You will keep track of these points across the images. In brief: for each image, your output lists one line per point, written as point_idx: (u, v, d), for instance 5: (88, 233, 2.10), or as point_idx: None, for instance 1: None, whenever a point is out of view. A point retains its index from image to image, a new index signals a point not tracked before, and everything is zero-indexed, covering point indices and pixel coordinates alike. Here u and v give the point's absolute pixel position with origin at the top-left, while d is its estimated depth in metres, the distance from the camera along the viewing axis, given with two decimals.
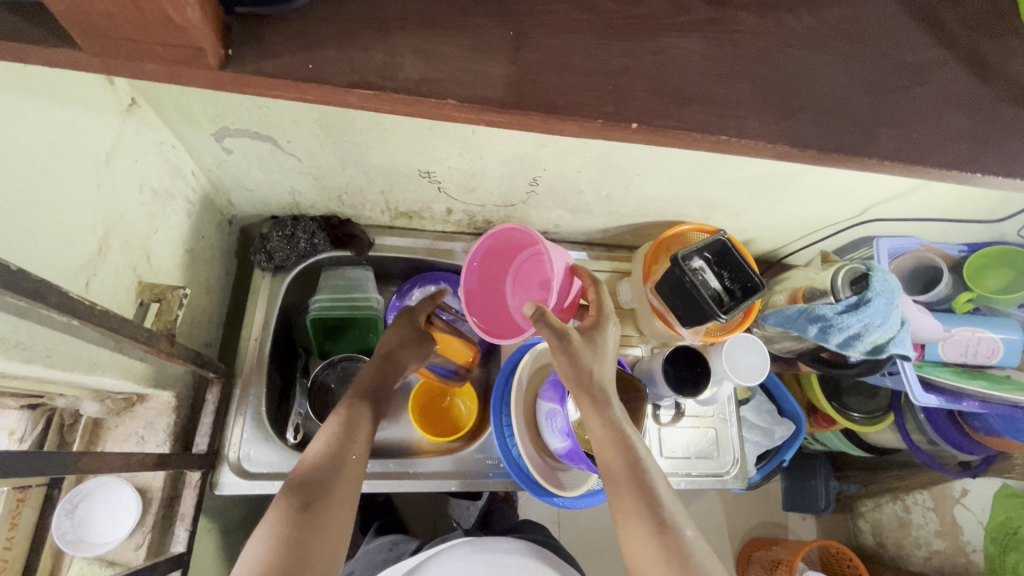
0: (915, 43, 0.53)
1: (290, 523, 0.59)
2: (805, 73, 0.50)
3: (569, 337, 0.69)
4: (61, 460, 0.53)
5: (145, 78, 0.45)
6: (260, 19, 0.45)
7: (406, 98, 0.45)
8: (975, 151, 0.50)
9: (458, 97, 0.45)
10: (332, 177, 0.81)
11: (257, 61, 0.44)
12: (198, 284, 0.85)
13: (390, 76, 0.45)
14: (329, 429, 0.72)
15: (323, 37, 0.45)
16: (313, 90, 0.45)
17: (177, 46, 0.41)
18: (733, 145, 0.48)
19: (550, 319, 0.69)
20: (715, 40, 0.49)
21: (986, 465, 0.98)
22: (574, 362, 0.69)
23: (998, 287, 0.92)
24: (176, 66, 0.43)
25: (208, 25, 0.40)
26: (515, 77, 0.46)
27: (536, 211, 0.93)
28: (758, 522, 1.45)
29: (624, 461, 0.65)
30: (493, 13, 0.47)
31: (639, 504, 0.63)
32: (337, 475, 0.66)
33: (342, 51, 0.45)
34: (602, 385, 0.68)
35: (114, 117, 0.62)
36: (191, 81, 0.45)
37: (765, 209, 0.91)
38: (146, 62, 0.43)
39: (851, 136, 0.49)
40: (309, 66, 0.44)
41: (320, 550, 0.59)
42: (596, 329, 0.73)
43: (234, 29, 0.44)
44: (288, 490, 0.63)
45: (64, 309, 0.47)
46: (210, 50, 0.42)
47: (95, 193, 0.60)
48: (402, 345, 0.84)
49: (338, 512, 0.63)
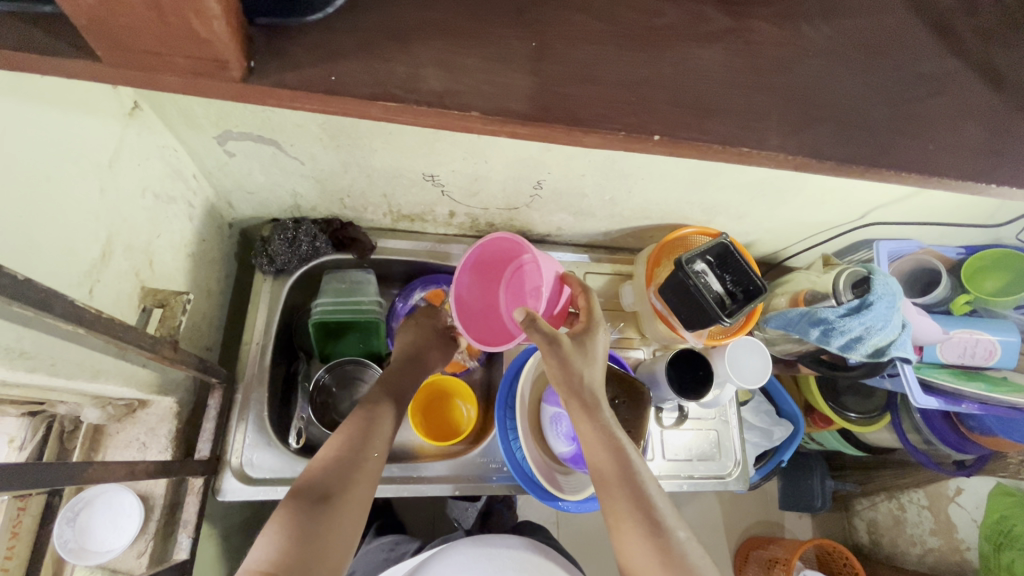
0: (932, 53, 0.53)
1: (302, 515, 0.59)
2: (824, 84, 0.50)
3: (560, 341, 0.68)
4: (61, 472, 0.52)
5: (164, 89, 0.44)
6: (280, 30, 0.45)
7: (427, 110, 0.45)
8: (991, 161, 0.50)
9: (481, 109, 0.45)
10: (335, 180, 0.80)
11: (279, 73, 0.44)
12: (200, 288, 0.84)
13: (413, 88, 0.45)
14: (352, 422, 0.73)
15: (345, 48, 0.45)
16: (334, 102, 0.45)
17: (198, 58, 0.40)
18: (753, 156, 0.48)
19: (540, 323, 0.69)
20: (734, 51, 0.49)
21: (981, 464, 0.99)
22: (565, 368, 0.68)
23: (993, 289, 0.93)
24: (196, 78, 0.42)
25: (233, 38, 0.39)
26: (538, 89, 0.46)
27: (539, 214, 0.93)
28: (756, 521, 1.45)
29: (616, 465, 0.64)
30: (513, 23, 0.47)
31: (631, 506, 0.63)
32: (357, 469, 0.67)
33: (362, 62, 0.45)
34: (593, 389, 0.69)
35: (117, 121, 0.61)
36: (209, 93, 0.44)
37: (767, 213, 0.92)
38: (167, 75, 0.42)
39: (869, 147, 0.49)
40: (332, 78, 0.44)
41: (333, 545, 0.59)
42: (586, 334, 0.73)
43: (256, 40, 0.44)
44: (294, 493, 0.62)
45: (69, 317, 0.47)
46: (234, 62, 0.41)
47: (97, 198, 0.59)
48: (428, 347, 0.90)
49: (356, 505, 0.64)
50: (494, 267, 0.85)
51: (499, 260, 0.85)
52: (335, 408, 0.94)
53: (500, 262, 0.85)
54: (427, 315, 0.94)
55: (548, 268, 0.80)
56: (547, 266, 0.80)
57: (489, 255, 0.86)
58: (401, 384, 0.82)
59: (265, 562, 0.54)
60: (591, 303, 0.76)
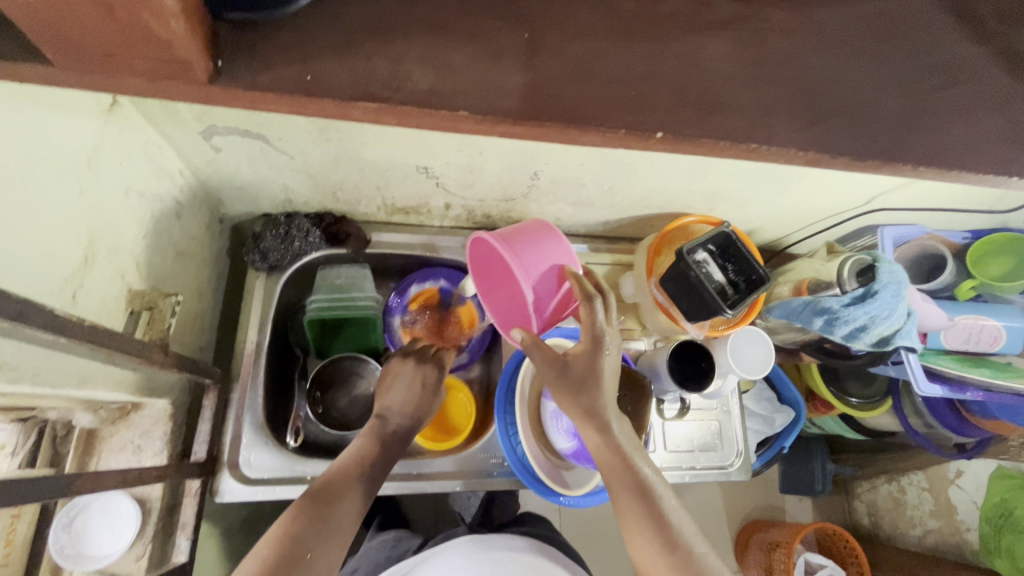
0: (950, 39, 0.50)
1: (304, 516, 0.62)
2: (837, 74, 0.47)
3: (557, 365, 0.65)
4: (51, 485, 0.50)
5: (129, 93, 0.42)
6: (249, 26, 0.42)
7: (414, 110, 0.43)
8: (1012, 153, 0.48)
9: (470, 108, 0.43)
10: (326, 175, 0.78)
11: (250, 75, 0.42)
12: (190, 288, 0.82)
13: (397, 86, 0.43)
14: (355, 443, 0.75)
15: (321, 44, 0.43)
16: (312, 104, 0.42)
17: (162, 61, 0.38)
18: (761, 153, 0.46)
19: (538, 350, 0.67)
20: (742, 40, 0.47)
21: (982, 447, 0.98)
22: (565, 391, 0.65)
23: (999, 274, 0.91)
24: (164, 81, 0.40)
25: (195, 38, 0.37)
26: (532, 85, 0.43)
27: (537, 205, 0.90)
28: (757, 505, 1.45)
29: (635, 479, 0.63)
30: (504, 13, 0.44)
31: (646, 520, 0.61)
32: (353, 487, 0.68)
33: (341, 59, 0.42)
34: (602, 411, 0.64)
35: (95, 120, 0.58)
36: (179, 96, 0.42)
37: (769, 200, 0.89)
38: (131, 77, 0.40)
39: (884, 140, 0.47)
40: (308, 78, 0.42)
41: (322, 555, 0.61)
42: (592, 353, 0.64)
43: (223, 38, 0.42)
44: (308, 498, 0.65)
45: (50, 328, 0.45)
46: (199, 64, 0.39)
47: (77, 201, 0.57)
48: (410, 396, 0.82)
49: (344, 521, 0.65)
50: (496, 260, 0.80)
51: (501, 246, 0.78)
52: (335, 409, 0.93)
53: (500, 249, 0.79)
54: (419, 374, 0.84)
55: (536, 271, 0.70)
56: (528, 263, 0.70)
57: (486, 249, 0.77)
58: (396, 446, 0.78)
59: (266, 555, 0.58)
60: (596, 320, 0.64)
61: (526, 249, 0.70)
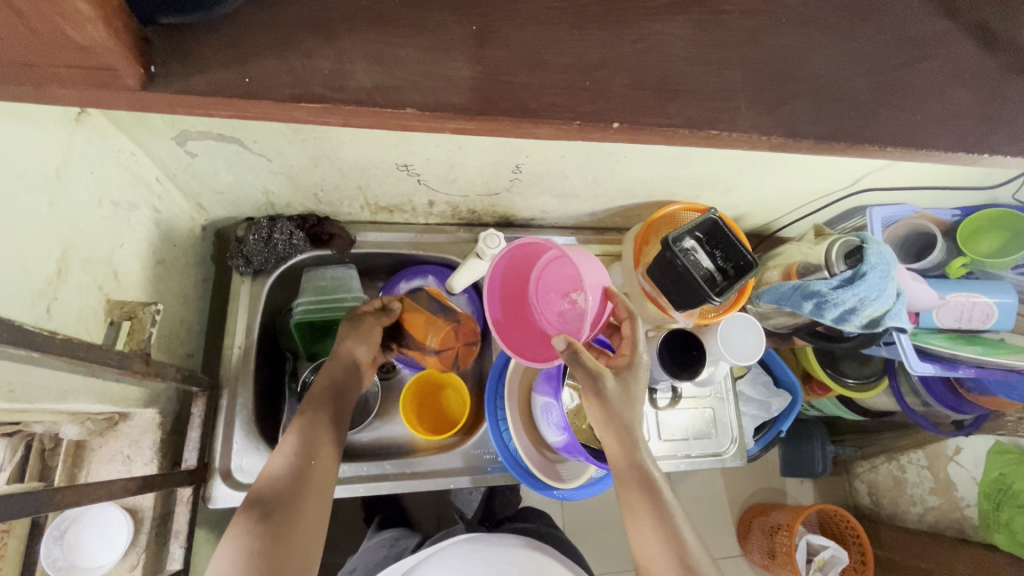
0: (918, 13, 0.50)
1: (262, 514, 0.59)
2: (797, 54, 0.47)
3: (603, 378, 0.63)
4: (31, 500, 0.50)
5: (62, 101, 0.42)
6: (184, 29, 0.42)
7: (359, 109, 0.43)
8: (983, 130, 0.48)
9: (417, 104, 0.43)
10: (306, 176, 0.77)
11: (185, 77, 0.41)
12: (172, 295, 0.82)
13: (339, 85, 0.42)
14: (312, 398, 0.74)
15: (260, 45, 0.42)
16: (253, 106, 0.43)
17: (88, 69, 0.39)
18: (726, 138, 0.46)
19: (584, 357, 0.62)
20: (701, 24, 0.46)
21: (978, 424, 0.97)
22: (602, 404, 0.64)
23: (990, 250, 0.91)
24: (102, 89, 0.40)
25: (118, 43, 0.37)
26: (482, 78, 0.43)
27: (521, 198, 0.89)
28: (758, 489, 1.45)
29: (652, 503, 0.62)
30: (453, 6, 0.44)
31: (665, 547, 0.60)
32: (317, 448, 0.68)
33: (281, 60, 0.42)
34: (634, 429, 0.64)
35: (62, 129, 0.57)
36: (119, 104, 0.42)
37: (753, 185, 0.88)
38: (58, 87, 0.40)
39: (849, 120, 0.47)
40: (246, 80, 0.42)
41: (301, 529, 0.61)
42: (629, 369, 0.67)
43: (155, 42, 0.41)
44: (252, 502, 0.60)
45: (17, 341, 0.44)
46: (126, 69, 0.39)
47: (48, 213, 0.57)
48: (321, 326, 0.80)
49: (316, 486, 0.65)
50: (521, 278, 0.77)
51: (530, 268, 0.77)
52: None
53: (528, 269, 0.77)
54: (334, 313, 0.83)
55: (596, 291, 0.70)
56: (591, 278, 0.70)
57: (521, 260, 0.76)
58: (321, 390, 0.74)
59: (232, 563, 0.55)
60: (636, 331, 0.68)
61: (586, 265, 0.71)
